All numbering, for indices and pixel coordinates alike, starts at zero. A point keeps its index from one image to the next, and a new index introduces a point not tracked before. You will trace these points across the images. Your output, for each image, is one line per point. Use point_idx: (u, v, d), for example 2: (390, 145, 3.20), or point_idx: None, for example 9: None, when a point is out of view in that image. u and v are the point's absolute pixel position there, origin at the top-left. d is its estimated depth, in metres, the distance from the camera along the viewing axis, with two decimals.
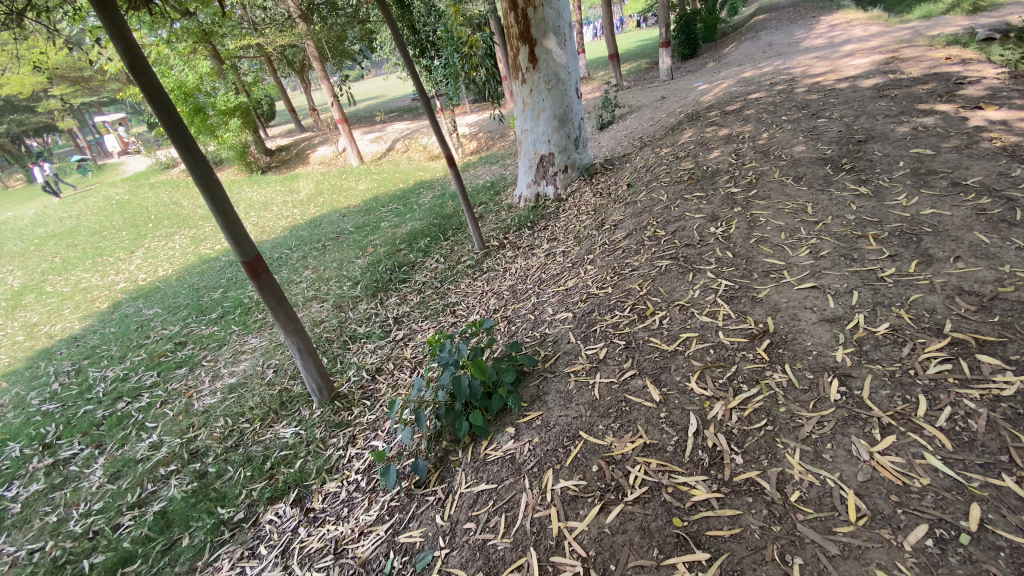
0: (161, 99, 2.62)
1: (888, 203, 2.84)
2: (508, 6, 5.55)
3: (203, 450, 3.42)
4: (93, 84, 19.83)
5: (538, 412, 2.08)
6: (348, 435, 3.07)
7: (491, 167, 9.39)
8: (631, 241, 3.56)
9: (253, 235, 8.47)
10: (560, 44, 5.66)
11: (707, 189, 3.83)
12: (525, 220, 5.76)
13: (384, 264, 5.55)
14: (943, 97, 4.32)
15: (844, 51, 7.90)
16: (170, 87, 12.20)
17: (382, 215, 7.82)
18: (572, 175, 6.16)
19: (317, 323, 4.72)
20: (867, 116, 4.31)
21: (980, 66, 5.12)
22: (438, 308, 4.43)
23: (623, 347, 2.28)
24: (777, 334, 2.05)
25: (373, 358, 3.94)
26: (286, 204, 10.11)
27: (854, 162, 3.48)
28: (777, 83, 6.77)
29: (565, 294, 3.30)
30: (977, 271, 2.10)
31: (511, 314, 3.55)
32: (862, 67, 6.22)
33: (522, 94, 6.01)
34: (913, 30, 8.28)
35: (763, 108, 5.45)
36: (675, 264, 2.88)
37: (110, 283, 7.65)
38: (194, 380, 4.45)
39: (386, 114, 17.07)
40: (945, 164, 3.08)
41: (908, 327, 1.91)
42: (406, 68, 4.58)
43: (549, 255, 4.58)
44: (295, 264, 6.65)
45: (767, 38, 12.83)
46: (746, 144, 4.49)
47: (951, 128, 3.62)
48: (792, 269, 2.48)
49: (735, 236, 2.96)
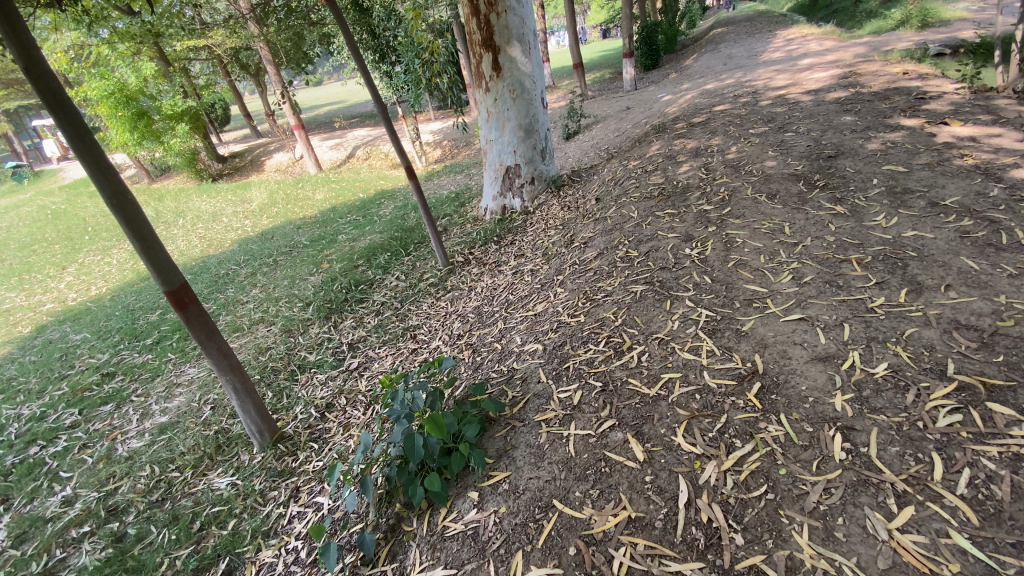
0: (65, 107, 2.25)
1: (867, 224, 2.72)
2: (469, 12, 5.31)
3: (123, 506, 2.97)
4: (26, 86, 18.52)
5: (504, 472, 1.80)
6: (292, 487, 2.73)
7: (456, 177, 9.11)
8: (602, 261, 3.35)
9: (200, 249, 7.89)
10: (524, 52, 5.46)
11: (679, 206, 3.67)
12: (491, 234, 5.50)
13: (339, 282, 5.18)
14: (906, 112, 4.34)
15: (803, 64, 8.03)
16: (110, 90, 11.44)
17: (339, 227, 7.40)
18: (539, 187, 5.95)
19: (263, 350, 4.31)
20: (834, 131, 4.28)
21: (939, 81, 5.21)
22: (397, 332, 4.10)
23: (599, 389, 2.04)
24: (768, 376, 1.84)
25: (324, 392, 3.60)
26: (236, 215, 9.52)
27: (828, 179, 3.39)
28: (742, 95, 6.78)
29: (533, 320, 3.05)
30: (972, 301, 1.97)
31: (475, 342, 3.27)
32: (823, 81, 6.29)
33: (486, 104, 5.78)
34: (866, 45, 8.52)
35: (730, 121, 5.40)
36: (651, 290, 2.67)
37: (35, 304, 6.94)
38: (120, 419, 3.95)
39: (346, 121, 16.55)
40: (919, 182, 3.02)
41: (908, 368, 1.74)
42: (363, 79, 4.18)
43: (516, 273, 4.33)
44: (243, 281, 6.18)
45: (726, 50, 13.09)
46: (715, 158, 4.38)
47: (920, 144, 3.59)
48: (776, 297, 2.30)
49: (712, 258, 2.79)
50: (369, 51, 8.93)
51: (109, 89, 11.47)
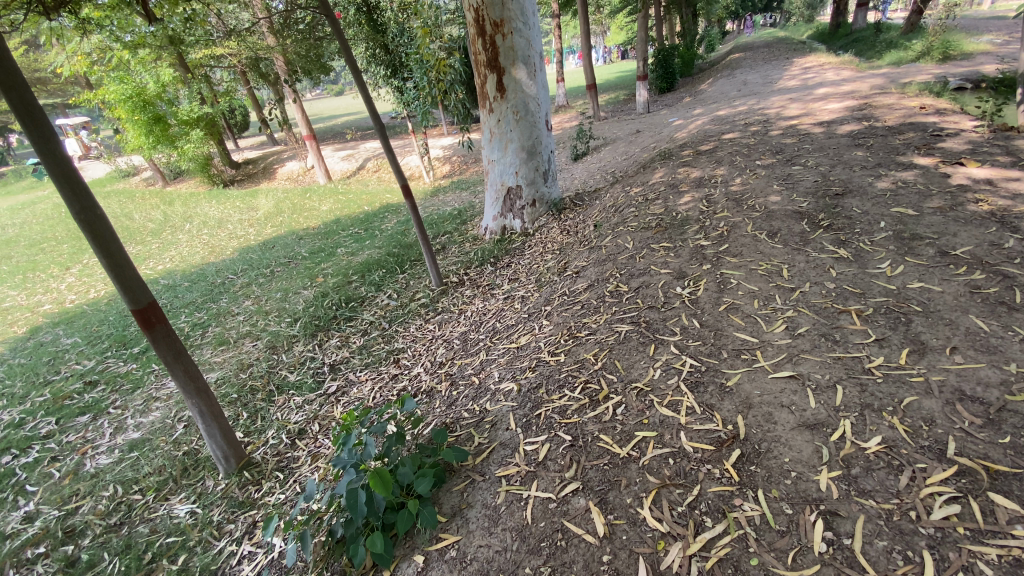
0: (37, 121, 2.20)
1: (870, 271, 2.56)
2: (475, 33, 5.27)
3: (81, 528, 2.84)
4: (52, 87, 19.01)
5: (454, 536, 1.66)
6: (249, 522, 2.62)
7: (461, 193, 9.07)
8: (591, 294, 3.21)
9: (202, 256, 7.89)
10: (529, 74, 5.40)
11: (675, 239, 3.53)
12: (488, 255, 5.39)
13: (331, 298, 5.09)
14: (920, 149, 4.17)
15: (818, 94, 7.90)
16: (128, 94, 11.68)
17: (340, 240, 7.36)
18: (540, 209, 5.85)
19: (244, 367, 4.21)
20: (844, 166, 4.12)
21: (956, 118, 5.03)
22: (380, 355, 3.98)
23: (567, 444, 1.89)
24: (748, 443, 1.68)
25: (298, 416, 3.48)
26: (242, 222, 9.54)
27: (832, 219, 3.23)
28: (753, 123, 6.66)
29: (514, 354, 2.91)
30: (979, 368, 1.80)
31: (454, 374, 3.14)
32: (836, 113, 6.15)
33: (489, 124, 5.71)
34: (884, 76, 8.36)
35: (738, 150, 5.26)
36: (636, 332, 2.52)
37: (34, 304, 6.95)
38: (94, 432, 3.86)
39: (360, 132, 16.72)
40: (929, 227, 2.85)
41: (904, 444, 1.57)
42: (362, 97, 4.14)
43: (507, 298, 4.20)
44: (238, 292, 6.13)
45: (742, 76, 12.99)
46: (718, 189, 4.24)
47: (933, 185, 3.42)
48: (767, 349, 2.14)
49: (703, 300, 2.64)
50: (381, 66, 8.98)
51: (127, 94, 11.72)
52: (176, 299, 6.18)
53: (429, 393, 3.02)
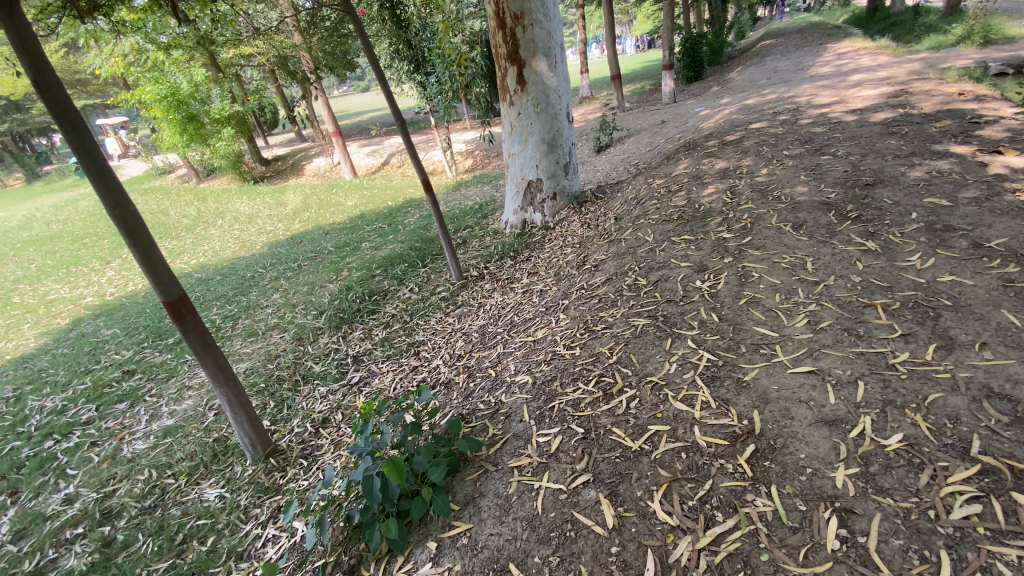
0: (74, 122, 2.30)
1: (898, 264, 2.47)
2: (496, 25, 5.25)
3: (117, 510, 3.00)
4: (92, 88, 19.77)
5: (466, 524, 1.69)
6: (274, 507, 2.72)
7: (483, 187, 9.09)
8: (609, 288, 3.19)
9: (233, 251, 8.14)
10: (550, 66, 5.38)
11: (696, 232, 3.48)
12: (508, 249, 5.40)
13: (354, 291, 5.20)
14: (957, 137, 3.99)
15: (852, 80, 7.61)
16: (163, 94, 12.08)
17: (364, 235, 7.48)
18: (560, 203, 5.83)
19: (271, 358, 4.36)
20: (875, 155, 3.97)
21: (998, 103, 4.80)
22: (402, 347, 4.05)
23: (580, 436, 1.90)
24: (764, 439, 1.66)
25: (322, 405, 3.58)
26: (271, 217, 9.79)
27: (861, 210, 3.13)
28: (781, 112, 6.47)
29: (531, 348, 2.93)
30: (1010, 364, 1.73)
31: (473, 366, 3.18)
32: (870, 100, 5.92)
33: (509, 117, 5.69)
34: (923, 61, 8.00)
35: (764, 140, 5.13)
36: (653, 326, 2.50)
37: (77, 296, 7.30)
38: (131, 419, 4.05)
39: (385, 128, 16.91)
40: (963, 219, 2.73)
41: (926, 442, 1.52)
42: (384, 93, 4.18)
43: (526, 292, 4.21)
44: (266, 285, 6.31)
45: (772, 64, 12.62)
46: (743, 180, 4.14)
47: (969, 175, 3.27)
48: (786, 344, 2.10)
49: (723, 294, 2.60)
50: (405, 61, 9.06)
51: (163, 93, 12.12)
52: (208, 292, 6.41)
53: (448, 385, 3.07)
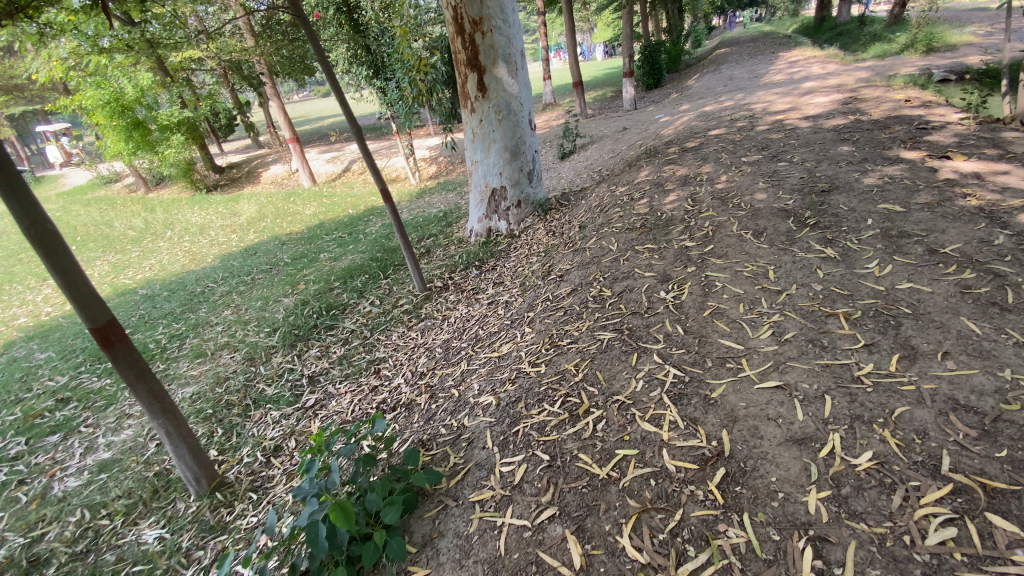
0: None
1: (858, 271, 2.48)
2: (454, 31, 5.14)
3: (44, 557, 2.71)
4: (28, 93, 18.57)
5: (423, 569, 1.56)
6: (220, 548, 2.51)
7: (448, 194, 8.94)
8: (574, 300, 3.11)
9: (182, 264, 7.71)
10: (511, 72, 5.30)
11: (659, 241, 3.45)
12: (473, 258, 5.28)
13: (311, 306, 4.97)
14: (906, 143, 4.11)
15: (804, 88, 7.86)
16: (106, 99, 11.43)
17: (323, 245, 7.23)
18: (525, 210, 5.75)
19: (221, 381, 4.09)
20: (830, 162, 4.06)
21: (942, 110, 4.99)
22: (361, 365, 3.86)
23: (545, 464, 1.79)
24: (734, 461, 1.59)
25: (274, 431, 3.36)
26: (224, 228, 9.36)
27: (819, 217, 3.16)
28: (739, 118, 6.59)
29: (495, 365, 2.81)
30: (972, 375, 1.72)
31: (435, 385, 3.03)
32: (822, 107, 6.09)
33: (471, 124, 5.58)
34: (869, 70, 8.33)
35: (724, 146, 5.20)
36: (619, 340, 2.42)
37: (8, 317, 6.74)
38: (64, 453, 3.71)
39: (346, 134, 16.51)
40: (917, 224, 2.78)
41: (896, 460, 1.49)
42: (337, 98, 4.03)
43: (491, 303, 4.09)
44: (217, 301, 5.98)
45: (728, 72, 12.94)
46: (704, 187, 4.16)
47: (919, 180, 3.35)
48: (753, 357, 2.05)
49: (688, 305, 2.55)
50: (364, 66, 8.86)
51: (105, 99, 11.46)
52: (154, 309, 6.02)
53: (409, 407, 2.92)
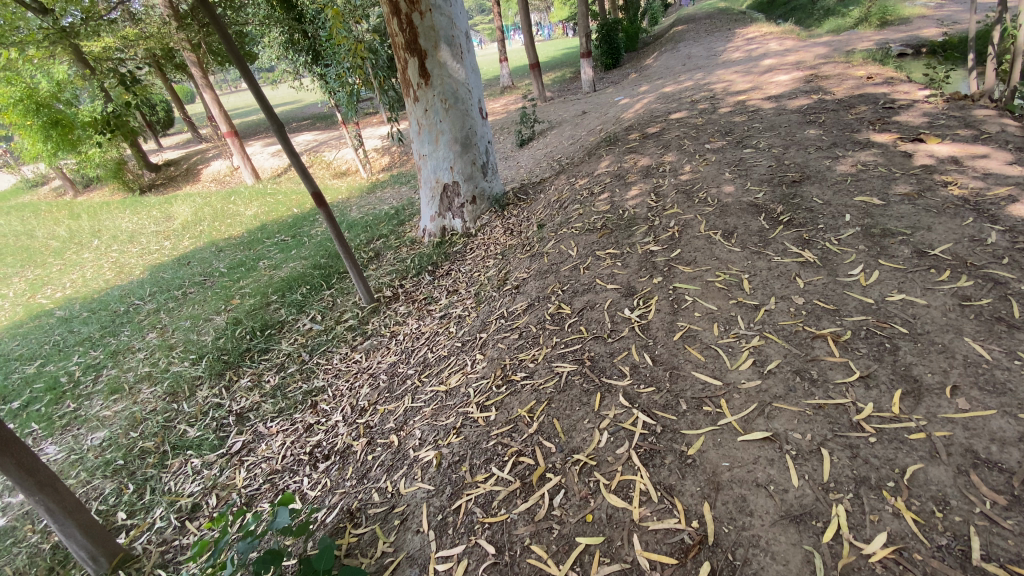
0: None
1: (842, 280, 2.21)
2: (389, 11, 4.61)
3: None
4: None
5: None
6: None
7: (400, 188, 8.40)
8: (530, 318, 2.74)
9: (106, 279, 6.95)
10: (455, 56, 4.81)
11: (622, 244, 3.12)
12: (426, 262, 4.84)
13: (244, 326, 4.46)
14: (875, 124, 3.90)
15: (764, 65, 7.66)
16: (17, 96, 10.28)
17: (263, 251, 6.63)
18: (481, 207, 5.33)
19: (136, 423, 3.57)
20: (798, 147, 3.81)
21: (907, 87, 4.81)
22: (296, 398, 3.42)
23: (491, 560, 1.44)
24: (720, 552, 1.28)
25: (194, 486, 2.92)
26: (157, 235, 8.55)
27: (792, 212, 2.89)
28: (699, 100, 6.33)
29: (441, 402, 2.42)
30: (989, 418, 1.47)
31: (374, 426, 2.64)
32: (784, 85, 5.87)
33: (416, 115, 5.09)
34: (827, 45, 8.20)
35: (686, 132, 4.90)
36: (579, 373, 2.07)
37: None
38: None
39: (292, 125, 15.56)
40: (899, 220, 2.53)
41: (917, 545, 1.21)
42: (251, 92, 3.45)
43: (443, 317, 3.68)
44: (142, 322, 5.36)
45: (686, 50, 12.67)
46: (668, 179, 3.85)
47: (895, 167, 3.12)
48: (733, 398, 1.74)
49: (656, 326, 2.23)
50: (300, 52, 8.11)
51: (16, 96, 10.30)
52: (70, 335, 5.34)
53: (344, 456, 2.53)
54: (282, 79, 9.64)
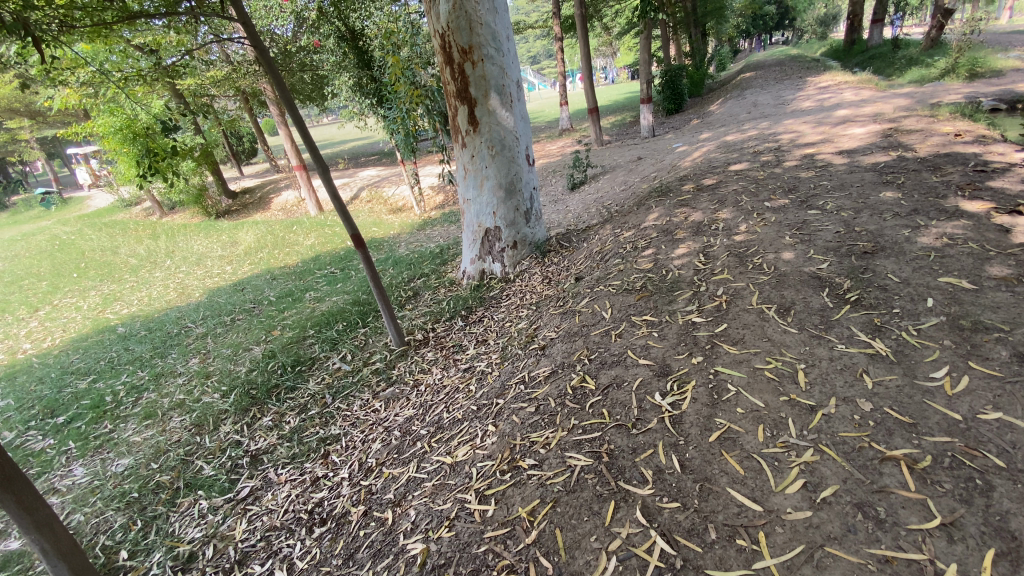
0: None
1: (922, 384, 1.85)
2: (443, 60, 4.70)
3: None
4: (52, 120, 18.75)
5: None
6: None
7: (450, 227, 8.46)
8: (551, 389, 2.50)
9: (168, 299, 7.36)
10: (505, 104, 4.81)
11: (661, 311, 2.85)
12: (461, 306, 4.72)
13: (277, 360, 4.47)
14: (964, 189, 3.46)
15: (836, 116, 7.22)
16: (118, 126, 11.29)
17: (311, 283, 6.80)
18: (521, 252, 5.19)
19: (158, 454, 3.59)
20: (871, 211, 3.42)
21: (1003, 146, 4.31)
22: (310, 445, 3.31)
23: None
24: None
25: (195, 531, 2.83)
26: (221, 259, 9.06)
27: (861, 290, 2.52)
28: (762, 151, 5.99)
29: (444, 478, 2.22)
30: None
31: (375, 494, 2.47)
32: (858, 139, 5.44)
33: (463, 160, 5.09)
34: (909, 96, 7.65)
35: (744, 186, 4.59)
36: (593, 471, 1.81)
37: None
38: None
39: (358, 160, 16.36)
40: (995, 312, 2.14)
41: None
42: (299, 133, 3.48)
43: (466, 370, 3.51)
44: (190, 345, 5.57)
45: (751, 98, 12.28)
46: (719, 239, 3.56)
47: (989, 243, 2.69)
48: (775, 532, 1.43)
49: (690, 420, 1.93)
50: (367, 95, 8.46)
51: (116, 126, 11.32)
52: (124, 353, 5.61)
53: (339, 524, 2.38)
54: (349, 119, 10.12)
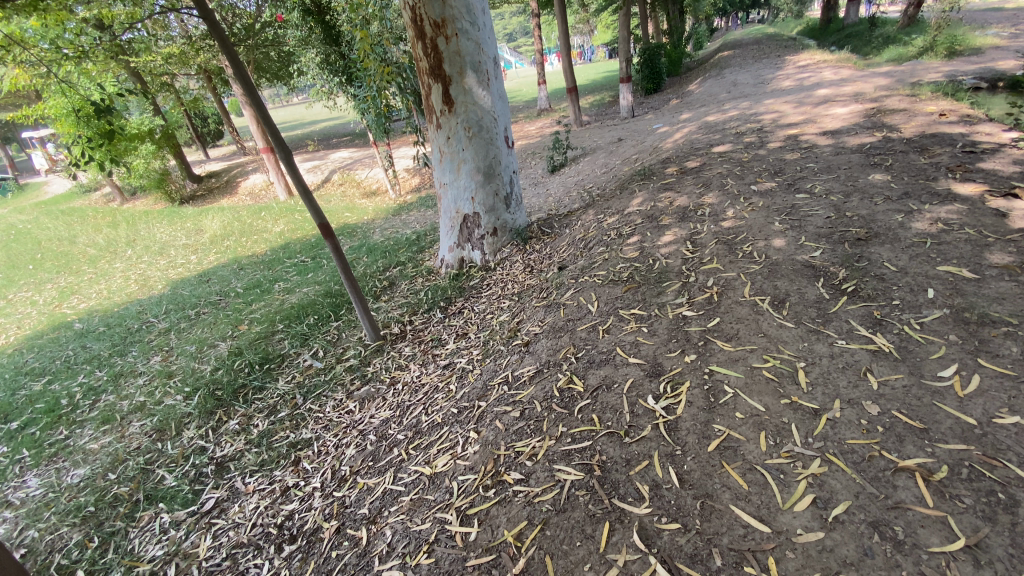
0: None
1: (931, 384, 1.74)
2: (414, 35, 4.40)
3: None
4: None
5: None
6: None
7: (426, 212, 8.18)
8: (535, 391, 2.34)
9: (128, 292, 6.96)
10: (481, 83, 4.55)
11: (649, 304, 2.70)
12: (439, 296, 4.52)
13: (244, 358, 4.22)
14: (956, 172, 3.37)
15: (818, 95, 7.13)
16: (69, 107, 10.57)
17: (281, 272, 6.49)
18: (502, 239, 4.99)
19: (116, 463, 3.33)
20: (861, 195, 3.31)
21: (989, 126, 4.25)
22: (280, 450, 3.11)
23: None
24: None
25: (156, 549, 2.61)
26: (185, 248, 8.63)
27: (858, 280, 2.41)
28: (745, 131, 5.87)
29: (421, 492, 2.05)
30: None
31: (348, 507, 2.29)
32: (842, 119, 5.35)
33: (438, 142, 4.83)
34: (889, 75, 7.61)
35: (729, 168, 4.46)
36: (584, 487, 1.67)
37: None
38: None
39: (330, 142, 15.77)
40: (999, 304, 2.04)
41: None
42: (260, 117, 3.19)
43: (446, 367, 3.33)
44: (152, 341, 5.25)
45: (731, 77, 12.16)
46: (706, 225, 3.42)
47: (986, 229, 2.60)
48: (786, 557, 1.31)
49: (686, 426, 1.80)
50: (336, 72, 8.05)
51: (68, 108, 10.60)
52: (82, 351, 5.26)
53: (310, 542, 2.20)
54: (319, 99, 9.66)
